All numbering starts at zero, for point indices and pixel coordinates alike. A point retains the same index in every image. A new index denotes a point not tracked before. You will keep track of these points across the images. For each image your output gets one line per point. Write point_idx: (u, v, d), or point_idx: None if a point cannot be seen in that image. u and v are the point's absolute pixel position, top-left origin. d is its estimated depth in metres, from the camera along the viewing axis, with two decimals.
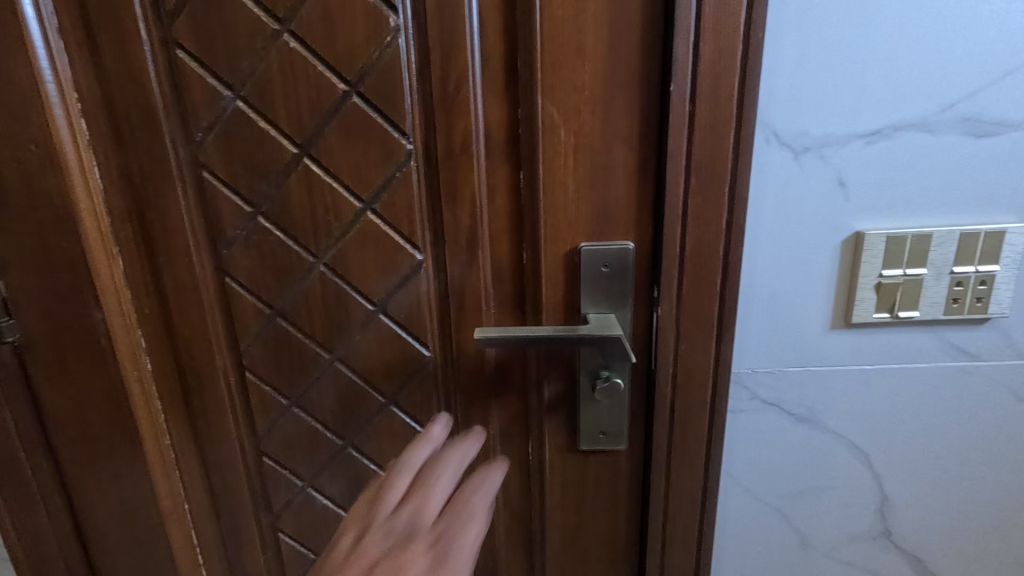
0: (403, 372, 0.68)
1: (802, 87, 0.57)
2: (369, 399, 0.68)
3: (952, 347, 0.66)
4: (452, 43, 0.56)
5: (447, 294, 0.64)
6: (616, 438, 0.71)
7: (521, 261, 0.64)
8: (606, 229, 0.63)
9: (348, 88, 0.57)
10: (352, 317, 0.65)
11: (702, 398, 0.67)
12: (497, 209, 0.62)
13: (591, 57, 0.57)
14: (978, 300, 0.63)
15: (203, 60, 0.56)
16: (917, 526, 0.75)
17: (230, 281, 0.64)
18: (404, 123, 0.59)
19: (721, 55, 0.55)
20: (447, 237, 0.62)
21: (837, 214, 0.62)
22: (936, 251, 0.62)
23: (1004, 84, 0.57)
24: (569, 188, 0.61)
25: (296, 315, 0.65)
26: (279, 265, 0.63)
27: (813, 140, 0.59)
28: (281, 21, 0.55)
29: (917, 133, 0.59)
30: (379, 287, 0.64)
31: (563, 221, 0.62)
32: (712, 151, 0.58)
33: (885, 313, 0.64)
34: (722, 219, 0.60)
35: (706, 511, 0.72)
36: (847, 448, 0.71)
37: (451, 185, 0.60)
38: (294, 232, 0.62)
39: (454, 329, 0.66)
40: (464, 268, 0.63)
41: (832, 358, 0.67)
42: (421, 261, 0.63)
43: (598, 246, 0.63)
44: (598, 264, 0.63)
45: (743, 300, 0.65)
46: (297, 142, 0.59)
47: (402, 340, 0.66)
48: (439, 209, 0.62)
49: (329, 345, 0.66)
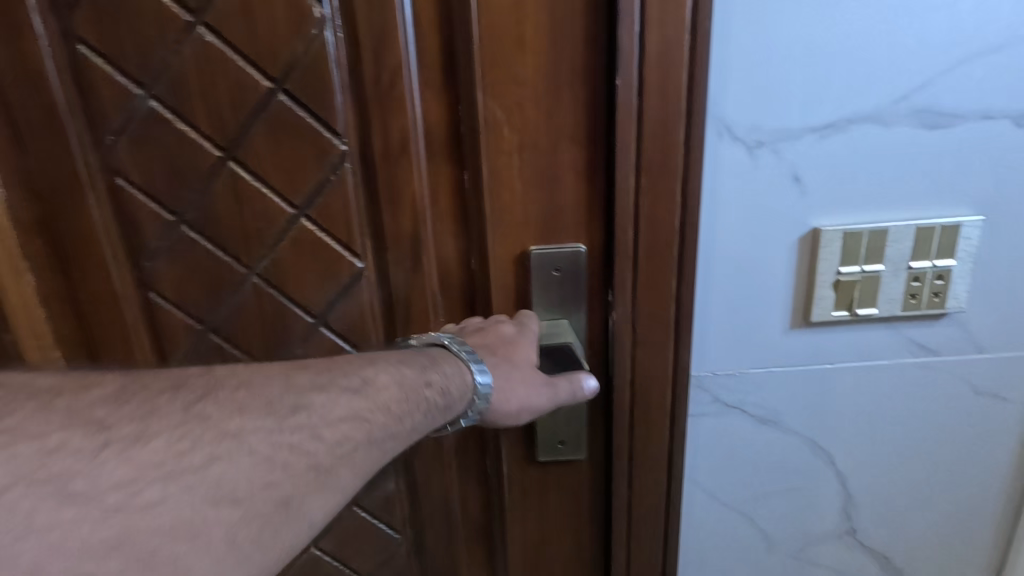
0: None
1: (753, 78, 0.55)
2: None
3: (912, 343, 0.65)
4: (383, 34, 0.52)
5: (392, 304, 0.61)
6: (574, 448, 0.69)
7: (470, 266, 0.61)
8: (557, 231, 0.60)
9: (272, 85, 0.53)
10: (292, 331, 0.61)
11: (662, 403, 0.65)
12: (443, 211, 0.59)
13: (532, 49, 0.54)
14: (935, 295, 0.62)
15: (109, 56, 0.52)
16: (882, 523, 0.74)
17: (155, 297, 0.60)
18: (336, 123, 0.55)
19: (668, 45, 0.52)
20: (389, 244, 0.59)
21: (794, 210, 0.60)
22: (893, 246, 0.60)
23: (956, 74, 0.56)
24: (517, 189, 0.58)
25: (230, 331, 0.61)
26: (208, 277, 0.59)
27: (767, 134, 0.57)
28: (193, 13, 0.51)
29: (871, 125, 0.57)
30: (319, 298, 0.60)
31: (512, 224, 0.59)
32: (662, 146, 0.55)
33: (844, 311, 0.63)
34: (676, 217, 0.58)
35: (671, 517, 0.70)
36: (811, 448, 0.70)
37: (391, 188, 0.57)
38: (222, 241, 0.58)
39: (400, 340, 0.62)
40: (409, 276, 0.60)
41: (792, 358, 0.65)
42: (363, 270, 0.60)
43: (548, 249, 0.60)
44: (549, 268, 0.61)
45: (701, 301, 0.63)
46: (220, 145, 0.55)
47: (347, 354, 0.62)
48: (378, 214, 0.58)
49: (267, 362, 0.62)
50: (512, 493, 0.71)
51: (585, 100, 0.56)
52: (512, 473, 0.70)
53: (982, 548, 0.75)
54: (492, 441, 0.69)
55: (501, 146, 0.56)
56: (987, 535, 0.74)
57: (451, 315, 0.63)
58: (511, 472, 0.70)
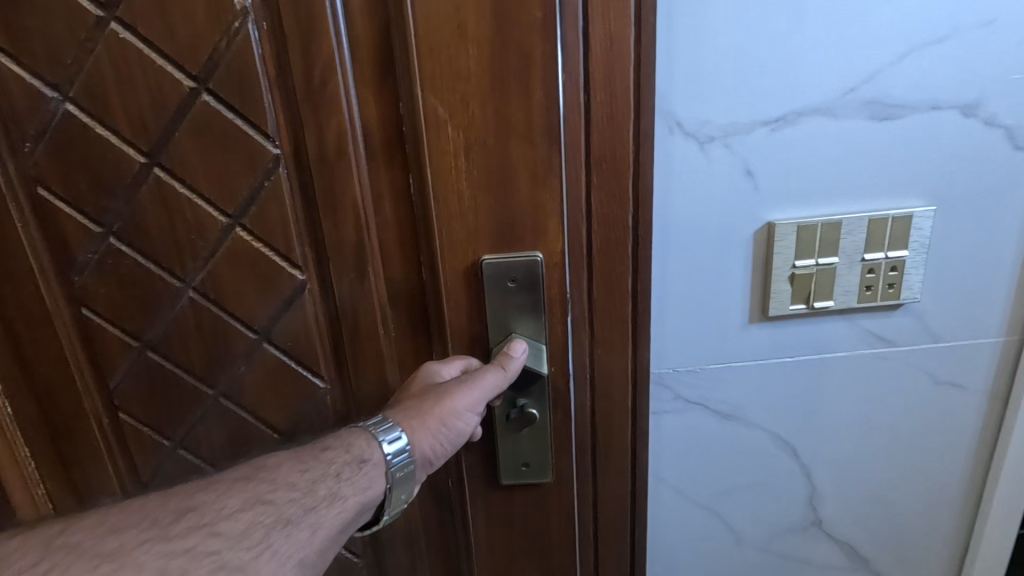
0: (296, 405, 0.63)
1: (701, 73, 0.55)
2: (261, 437, 0.64)
3: (869, 334, 0.65)
4: (313, 28, 0.50)
5: (337, 316, 0.60)
6: (540, 471, 0.67)
7: (420, 275, 0.59)
8: (512, 239, 0.57)
9: (195, 85, 0.52)
10: (234, 347, 0.61)
11: (623, 402, 0.64)
12: (387, 220, 0.57)
13: (474, 40, 0.51)
14: (890, 286, 0.62)
15: (20, 58, 0.51)
16: (846, 513, 0.74)
17: (88, 312, 0.59)
18: (267, 125, 0.54)
19: (612, 40, 0.51)
20: (331, 253, 0.57)
21: (748, 205, 0.59)
22: (847, 239, 0.60)
23: (904, 64, 0.56)
24: (464, 193, 0.55)
25: (168, 348, 0.61)
26: (142, 291, 0.59)
27: (718, 129, 0.56)
28: (103, 7, 0.50)
29: (822, 118, 0.57)
30: (259, 312, 0.60)
31: (460, 231, 0.57)
32: (611, 144, 0.54)
33: (801, 305, 0.62)
34: (628, 215, 0.57)
35: (637, 516, 0.70)
36: (774, 442, 0.70)
37: (330, 194, 0.55)
38: (153, 254, 0.57)
39: (347, 352, 0.61)
40: (354, 286, 0.58)
41: (752, 353, 0.65)
42: (304, 282, 0.59)
43: (502, 259, 0.58)
44: (503, 277, 0.58)
45: (658, 298, 0.63)
46: (144, 151, 0.54)
47: (291, 370, 0.62)
48: (318, 222, 0.57)
49: (210, 380, 0.62)
50: (475, 510, 0.70)
51: (536, 99, 0.53)
52: (475, 492, 0.69)
53: (946, 535, 0.76)
54: (455, 460, 0.68)
55: (445, 149, 0.54)
56: (950, 522, 0.75)
57: (401, 328, 0.61)
58: (473, 491, 0.69)
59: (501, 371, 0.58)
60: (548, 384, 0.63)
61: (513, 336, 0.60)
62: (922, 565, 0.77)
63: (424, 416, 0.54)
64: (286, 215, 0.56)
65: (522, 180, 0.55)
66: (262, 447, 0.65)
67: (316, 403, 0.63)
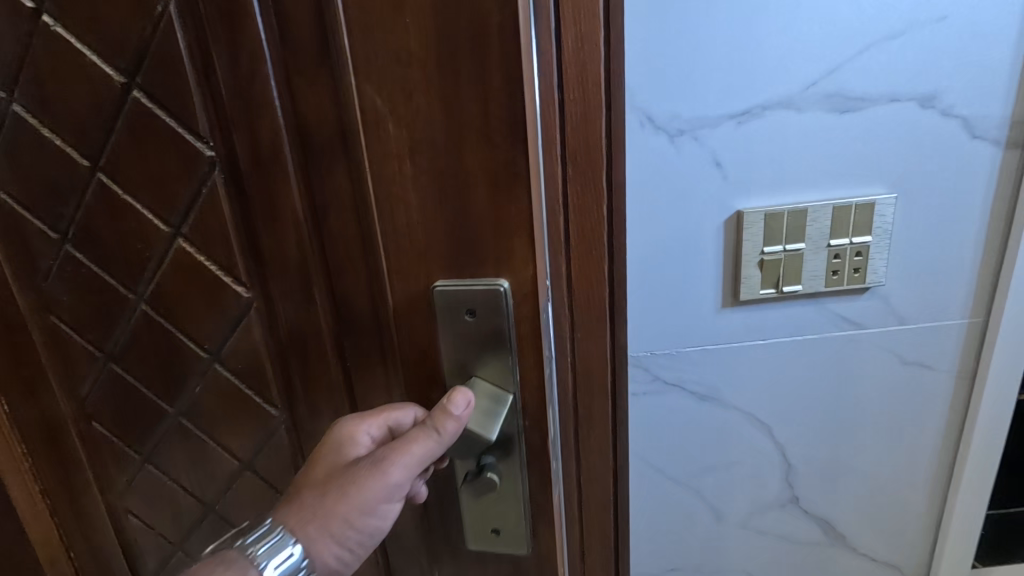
0: (254, 435, 0.48)
1: (667, 73, 0.58)
2: (220, 461, 0.50)
3: (838, 316, 0.68)
4: None
5: (283, 349, 0.44)
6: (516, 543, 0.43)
7: (382, 312, 0.40)
8: (466, 263, 0.36)
9: (36, 4, 0.38)
10: (183, 364, 0.47)
11: (603, 385, 0.68)
12: (318, 251, 0.40)
13: None
14: (856, 270, 0.65)
15: None
16: (821, 490, 0.77)
17: (54, 316, 0.48)
18: (200, 119, 0.38)
19: (583, 41, 0.55)
20: (273, 273, 0.41)
21: (717, 195, 0.63)
22: (813, 226, 0.64)
23: (862, 59, 0.59)
24: (414, 200, 0.35)
25: (125, 357, 0.48)
26: (82, 276, 0.46)
27: (687, 122, 0.60)
28: None
29: (786, 111, 0.60)
30: (202, 329, 0.45)
31: (413, 257, 0.37)
32: (584, 138, 0.58)
33: (771, 289, 0.66)
34: (603, 206, 0.60)
35: (619, 493, 0.73)
36: (750, 421, 0.73)
37: (259, 210, 0.40)
38: (84, 237, 0.45)
39: (298, 385, 0.45)
40: (300, 314, 0.42)
41: (725, 336, 0.69)
42: (250, 301, 0.43)
43: (454, 286, 0.37)
44: (458, 307, 0.37)
45: (633, 284, 0.66)
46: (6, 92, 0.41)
47: (245, 396, 0.47)
48: (253, 230, 0.41)
49: (168, 397, 0.49)
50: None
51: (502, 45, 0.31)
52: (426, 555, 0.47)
53: (917, 510, 0.79)
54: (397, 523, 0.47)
55: (388, 151, 0.34)
56: (922, 499, 0.78)
57: (368, 369, 0.42)
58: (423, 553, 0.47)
59: (438, 433, 0.37)
60: (517, 452, 0.40)
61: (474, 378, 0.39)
62: (896, 539, 0.81)
63: (322, 516, 0.37)
64: (221, 233, 0.42)
65: (502, 203, 0.34)
66: (227, 472, 0.51)
67: (273, 437, 0.48)
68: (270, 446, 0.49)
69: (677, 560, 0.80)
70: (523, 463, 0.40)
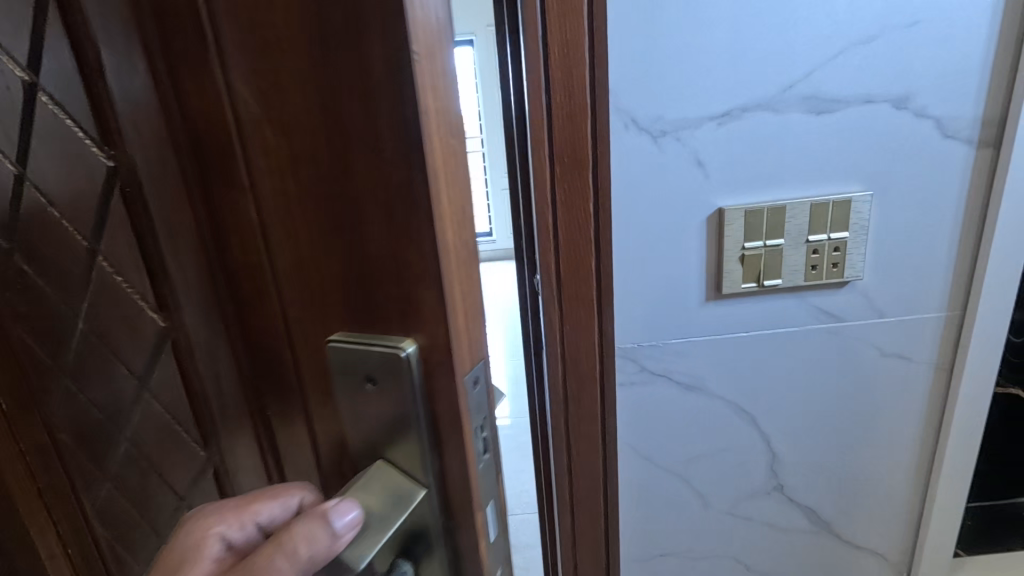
0: (191, 474, 0.45)
1: (650, 76, 0.61)
2: (164, 494, 0.48)
3: (818, 310, 0.71)
4: None
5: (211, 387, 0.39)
6: None
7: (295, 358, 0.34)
8: (375, 315, 0.29)
9: None
10: (122, 392, 0.44)
11: (592, 374, 0.71)
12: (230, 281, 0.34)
13: None
14: (834, 265, 0.68)
15: None
16: (805, 478, 0.80)
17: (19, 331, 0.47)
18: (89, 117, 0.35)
19: (569, 48, 0.58)
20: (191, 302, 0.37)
21: (699, 192, 0.66)
22: (791, 222, 0.66)
23: (838, 62, 0.62)
24: (306, 228, 0.29)
25: (79, 380, 0.47)
26: (38, 298, 0.45)
27: (669, 124, 0.63)
28: None
29: (764, 113, 0.63)
30: (133, 357, 0.42)
31: (314, 294, 0.30)
32: (571, 139, 0.61)
33: (752, 283, 0.69)
34: (589, 205, 0.63)
35: (608, 477, 0.77)
36: (733, 411, 0.76)
37: (171, 229, 0.35)
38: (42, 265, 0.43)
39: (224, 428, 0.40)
40: (214, 352, 0.37)
41: (709, 328, 0.71)
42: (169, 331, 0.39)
43: (355, 343, 0.30)
44: (359, 375, 0.30)
45: (621, 280, 0.69)
46: None
47: (177, 432, 0.43)
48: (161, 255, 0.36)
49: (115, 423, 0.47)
50: None
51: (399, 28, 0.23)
52: None
53: (899, 498, 0.82)
54: None
55: (273, 166, 0.28)
56: (903, 487, 0.81)
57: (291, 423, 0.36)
58: None
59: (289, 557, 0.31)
60: (439, 546, 0.31)
61: (371, 470, 0.31)
62: (878, 527, 0.83)
63: None
64: (134, 249, 0.37)
65: (399, 244, 0.27)
66: (170, 506, 0.48)
67: (207, 479, 0.44)
68: (206, 479, 0.44)
69: (666, 545, 0.83)
70: (448, 565, 0.31)
